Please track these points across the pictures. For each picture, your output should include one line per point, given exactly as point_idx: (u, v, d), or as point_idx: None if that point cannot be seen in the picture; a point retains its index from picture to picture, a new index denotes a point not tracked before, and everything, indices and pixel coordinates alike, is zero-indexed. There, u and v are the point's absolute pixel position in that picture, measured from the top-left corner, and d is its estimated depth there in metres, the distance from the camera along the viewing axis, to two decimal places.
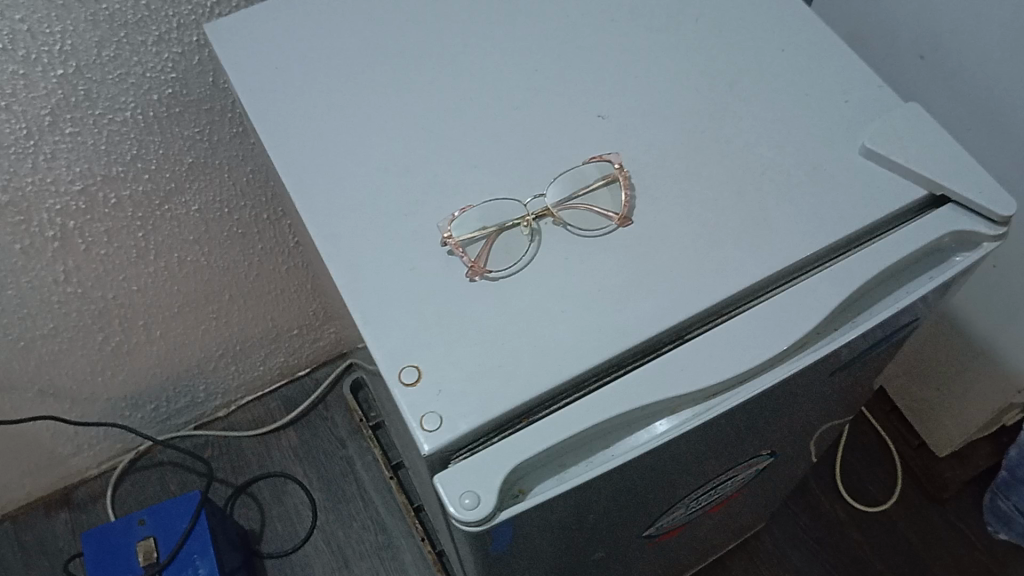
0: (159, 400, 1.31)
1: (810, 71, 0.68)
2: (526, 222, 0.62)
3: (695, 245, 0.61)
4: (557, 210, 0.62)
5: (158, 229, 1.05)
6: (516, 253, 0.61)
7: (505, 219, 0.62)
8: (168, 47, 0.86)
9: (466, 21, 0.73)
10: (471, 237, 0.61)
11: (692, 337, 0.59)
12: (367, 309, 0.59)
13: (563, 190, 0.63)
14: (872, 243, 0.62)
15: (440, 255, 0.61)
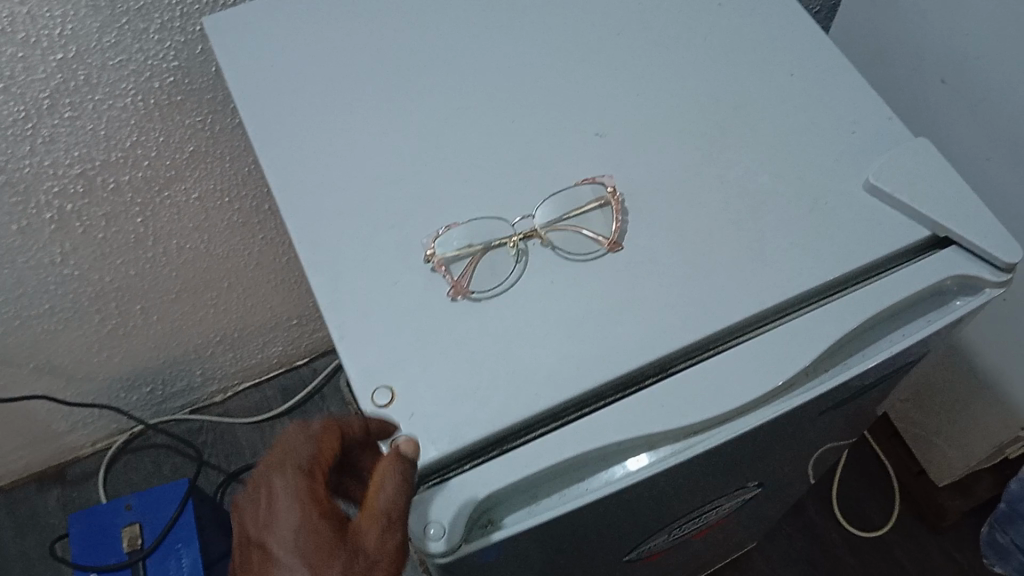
0: (155, 383, 1.31)
1: (819, 97, 0.66)
2: (513, 242, 0.60)
3: (685, 276, 0.59)
4: (545, 231, 0.61)
5: (157, 215, 1.03)
6: (501, 274, 0.59)
7: (491, 239, 0.60)
8: (171, 36, 0.84)
9: (468, 28, 0.71)
10: (455, 256, 0.60)
11: (676, 371, 0.57)
12: (344, 323, 0.58)
13: (553, 211, 0.61)
14: (871, 282, 0.60)
15: (423, 271, 0.60)
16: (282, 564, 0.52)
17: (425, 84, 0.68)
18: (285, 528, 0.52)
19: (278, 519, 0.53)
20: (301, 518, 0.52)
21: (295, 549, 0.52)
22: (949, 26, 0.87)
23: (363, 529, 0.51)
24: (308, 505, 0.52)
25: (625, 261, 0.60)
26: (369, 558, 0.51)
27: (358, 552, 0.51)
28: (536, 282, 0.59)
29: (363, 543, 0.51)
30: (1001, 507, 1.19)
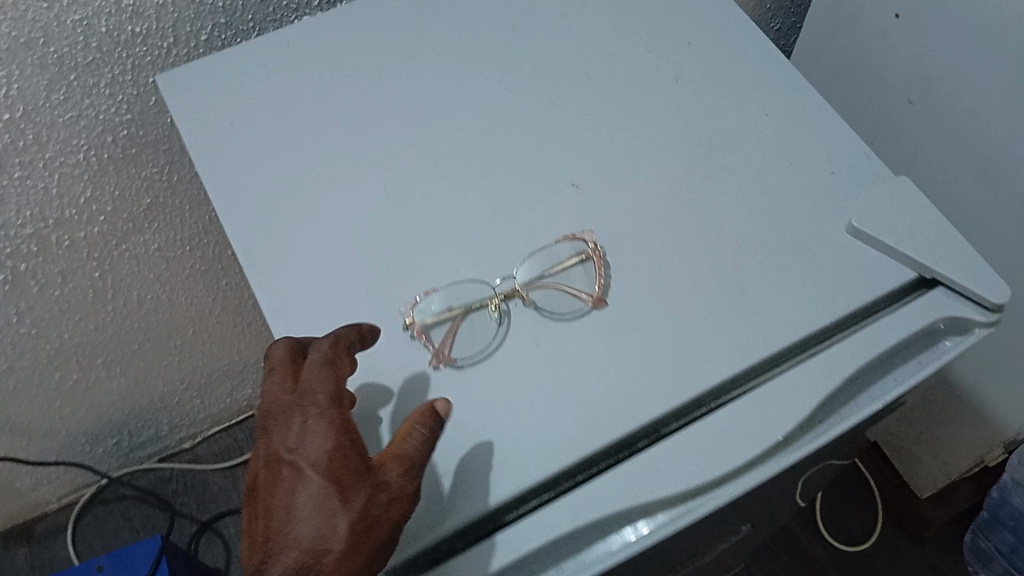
0: (121, 434, 1.27)
1: (796, 136, 0.64)
2: (494, 303, 0.58)
3: (671, 332, 0.57)
4: (526, 290, 0.58)
5: (115, 268, 0.99)
6: (483, 338, 0.57)
7: (470, 301, 0.58)
8: (123, 89, 0.80)
9: (431, 74, 0.68)
10: (435, 322, 0.57)
11: (669, 433, 0.56)
12: None
13: (533, 268, 0.59)
14: (860, 328, 0.59)
15: (402, 339, 0.57)
16: (304, 492, 0.49)
17: (390, 136, 0.65)
18: (316, 453, 0.49)
19: (306, 443, 0.50)
20: (333, 444, 0.50)
21: (321, 476, 0.49)
22: (916, 46, 0.87)
23: (389, 461, 0.50)
24: (341, 435, 0.50)
25: (609, 316, 0.58)
26: (397, 497, 0.49)
27: (387, 490, 0.49)
28: (520, 346, 0.57)
29: (390, 475, 0.49)
30: (983, 514, 1.21)
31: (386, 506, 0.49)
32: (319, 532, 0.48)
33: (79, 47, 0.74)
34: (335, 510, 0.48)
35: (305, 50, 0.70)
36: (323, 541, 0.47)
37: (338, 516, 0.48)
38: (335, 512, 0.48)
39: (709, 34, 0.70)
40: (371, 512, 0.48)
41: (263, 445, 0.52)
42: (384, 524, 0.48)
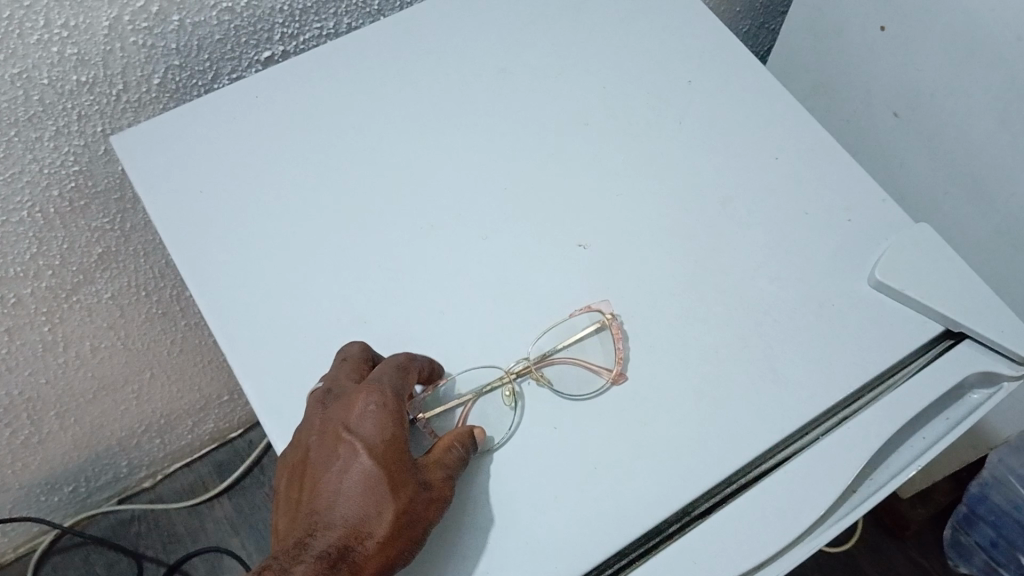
0: (77, 480, 1.19)
1: (806, 185, 0.64)
2: (508, 386, 0.55)
3: (698, 406, 0.54)
4: (539, 369, 0.55)
5: (66, 320, 0.91)
6: (497, 426, 0.54)
7: (480, 386, 0.55)
8: (69, 141, 0.73)
9: (424, 131, 0.65)
10: (444, 416, 0.55)
11: (700, 515, 0.52)
12: None
13: (546, 344, 0.56)
14: (884, 393, 0.57)
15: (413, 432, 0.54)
16: (355, 475, 0.49)
17: (386, 201, 0.62)
18: (372, 442, 0.50)
19: (364, 431, 0.50)
20: (390, 437, 0.50)
21: (372, 463, 0.49)
22: (905, 57, 0.83)
23: (435, 464, 0.50)
24: (397, 429, 0.51)
25: (629, 386, 0.55)
26: (438, 499, 0.49)
27: (430, 491, 0.49)
28: (538, 429, 0.54)
29: (437, 476, 0.50)
30: (961, 509, 1.21)
31: (426, 505, 0.49)
32: (362, 517, 0.48)
33: (20, 101, 0.67)
34: (382, 501, 0.48)
35: (287, 105, 0.66)
36: (366, 528, 0.48)
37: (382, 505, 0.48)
38: (381, 502, 0.48)
39: (707, 80, 0.68)
40: (412, 510, 0.48)
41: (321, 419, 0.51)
42: (422, 523, 0.49)
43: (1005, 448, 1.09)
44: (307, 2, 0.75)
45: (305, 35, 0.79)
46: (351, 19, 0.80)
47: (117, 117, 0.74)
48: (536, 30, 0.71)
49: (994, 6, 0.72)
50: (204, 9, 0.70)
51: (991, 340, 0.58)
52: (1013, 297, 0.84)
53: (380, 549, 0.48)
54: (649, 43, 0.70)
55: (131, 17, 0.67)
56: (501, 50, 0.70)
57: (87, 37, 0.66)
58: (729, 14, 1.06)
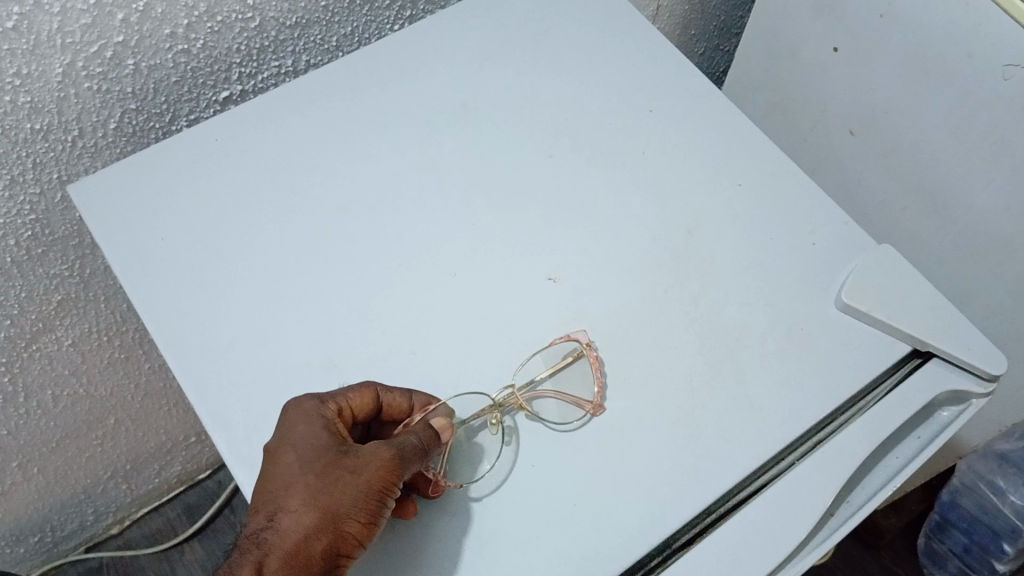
0: (43, 531, 1.16)
1: (770, 211, 0.64)
2: (495, 419, 0.55)
3: (675, 437, 0.54)
4: (524, 400, 0.55)
5: (26, 370, 0.89)
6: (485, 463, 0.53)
7: (466, 417, 0.55)
8: (24, 189, 0.71)
9: (388, 168, 0.65)
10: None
11: (682, 546, 0.52)
12: None
13: (529, 373, 0.56)
14: (857, 415, 0.57)
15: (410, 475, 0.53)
16: (277, 478, 0.50)
17: (354, 241, 0.61)
18: (303, 444, 0.50)
19: (294, 434, 0.50)
20: (324, 438, 0.50)
21: (299, 462, 0.50)
22: (858, 77, 0.84)
23: (368, 460, 0.50)
24: (331, 430, 0.51)
25: (604, 418, 0.55)
26: (368, 494, 0.49)
27: (359, 487, 0.49)
28: (515, 466, 0.53)
29: (368, 470, 0.50)
30: (933, 517, 1.21)
31: (354, 499, 0.49)
32: (280, 515, 0.49)
33: None
34: (298, 502, 0.49)
35: (247, 148, 0.66)
36: (282, 525, 0.49)
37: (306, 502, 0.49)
38: (298, 502, 0.49)
39: (668, 108, 0.69)
40: (337, 505, 0.49)
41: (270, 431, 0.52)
42: (349, 517, 0.49)
43: (974, 456, 1.10)
44: (264, 41, 0.75)
45: (263, 74, 0.78)
46: (309, 56, 0.79)
47: (74, 163, 0.73)
48: (496, 62, 0.71)
49: (942, 27, 0.74)
50: (159, 52, 0.69)
51: (960, 358, 0.59)
52: (972, 308, 0.85)
53: (303, 543, 0.48)
54: (610, 74, 0.71)
55: (85, 63, 0.66)
56: (462, 85, 0.70)
57: (40, 84, 0.65)
58: (684, 38, 1.07)
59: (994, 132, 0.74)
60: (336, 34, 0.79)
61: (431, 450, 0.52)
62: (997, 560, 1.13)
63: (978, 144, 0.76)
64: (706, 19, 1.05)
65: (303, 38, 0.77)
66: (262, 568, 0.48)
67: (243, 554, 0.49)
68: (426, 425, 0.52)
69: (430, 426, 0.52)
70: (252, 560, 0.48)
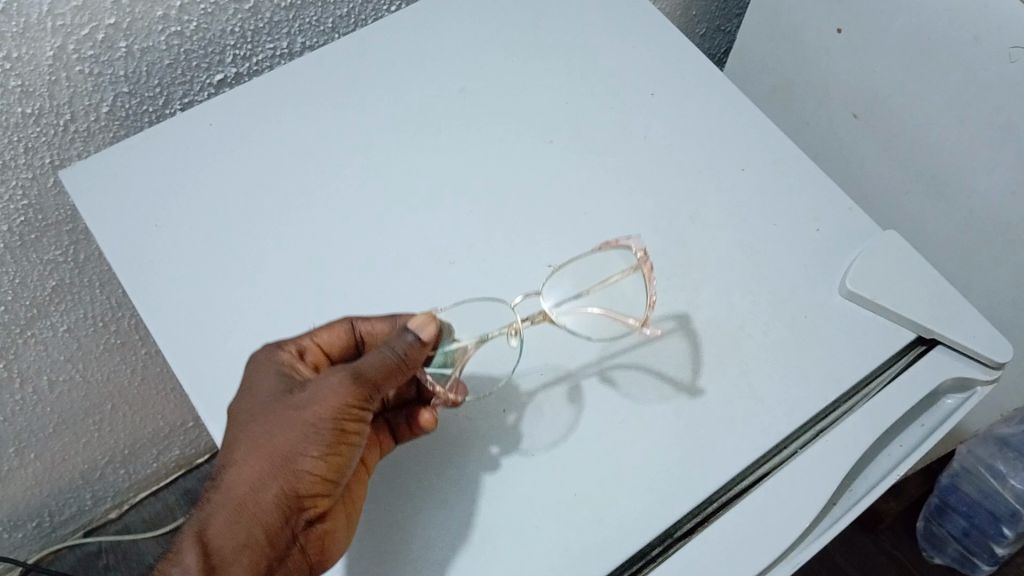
0: (41, 516, 1.15)
1: (773, 196, 0.64)
2: (513, 327, 0.54)
3: (677, 428, 0.54)
4: (557, 315, 0.55)
5: (21, 356, 0.89)
6: (484, 437, 0.53)
7: (489, 332, 0.55)
8: (16, 174, 0.70)
9: (385, 155, 0.64)
10: (443, 364, 0.54)
11: (683, 536, 0.52)
12: None
13: (566, 288, 0.56)
14: (860, 404, 0.57)
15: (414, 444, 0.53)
16: (229, 434, 0.50)
17: (349, 225, 0.60)
18: (258, 385, 0.50)
19: (252, 377, 0.51)
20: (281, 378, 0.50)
21: (251, 412, 0.50)
22: (862, 58, 0.83)
23: (315, 398, 0.49)
24: (286, 373, 0.51)
25: (619, 405, 0.54)
26: (317, 429, 0.49)
27: (306, 425, 0.49)
28: (514, 456, 0.52)
29: (321, 400, 0.49)
30: (932, 500, 1.21)
31: (307, 436, 0.49)
32: (229, 467, 0.49)
33: None
34: (245, 454, 0.49)
35: (242, 134, 0.65)
36: (232, 476, 0.49)
37: (257, 446, 0.49)
38: (244, 454, 0.49)
39: (671, 91, 0.68)
40: (288, 446, 0.49)
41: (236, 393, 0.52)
42: (299, 461, 0.49)
43: (974, 440, 1.10)
44: (259, 23, 0.73)
45: (258, 56, 0.77)
46: (305, 38, 0.78)
47: (66, 147, 0.72)
48: (496, 46, 0.70)
49: (948, 8, 0.72)
50: (152, 34, 0.68)
51: (966, 346, 0.59)
52: (976, 293, 0.85)
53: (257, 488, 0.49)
54: (610, 56, 0.70)
55: (77, 46, 0.65)
56: (461, 68, 0.68)
57: (31, 68, 0.64)
58: (685, 19, 1.05)
59: (999, 115, 0.73)
60: (332, 15, 0.78)
61: (411, 363, 0.50)
62: (995, 543, 1.14)
63: (983, 126, 0.74)
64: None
65: (297, 20, 0.76)
66: (213, 520, 0.49)
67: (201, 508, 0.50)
68: (403, 333, 0.50)
69: (405, 335, 0.50)
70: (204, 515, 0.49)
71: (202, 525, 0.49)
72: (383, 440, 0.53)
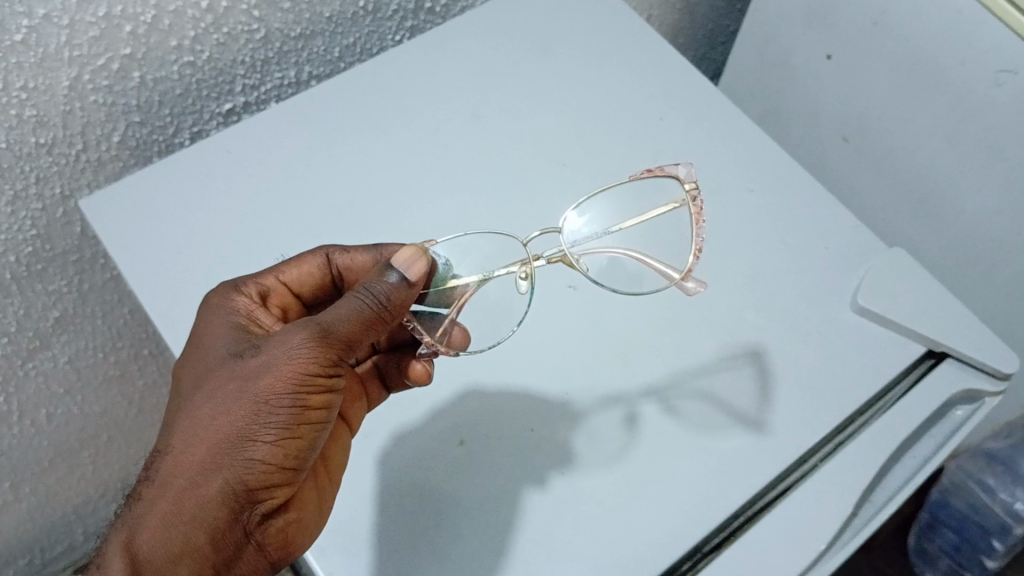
0: (33, 552, 1.13)
1: (780, 216, 0.66)
2: (522, 270, 0.57)
3: (700, 447, 0.57)
4: (578, 257, 0.59)
5: (22, 388, 0.87)
6: (524, 459, 0.57)
7: (492, 272, 0.58)
8: (27, 205, 0.70)
9: (401, 182, 0.65)
10: (438, 303, 0.58)
11: (711, 551, 0.55)
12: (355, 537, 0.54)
13: (595, 227, 0.60)
14: (877, 417, 0.59)
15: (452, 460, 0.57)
16: (182, 412, 0.51)
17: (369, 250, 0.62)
18: (219, 340, 0.53)
19: (214, 330, 0.53)
20: (241, 331, 0.53)
21: (204, 384, 0.51)
22: (852, 84, 0.86)
23: (266, 369, 0.49)
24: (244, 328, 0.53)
25: (677, 437, 0.57)
26: (269, 406, 0.49)
27: (259, 403, 0.49)
28: (537, 481, 0.56)
29: (277, 366, 0.49)
30: (923, 516, 1.22)
31: (261, 413, 0.49)
32: (175, 450, 0.50)
33: None
34: (193, 436, 0.49)
35: (259, 163, 0.66)
36: (177, 459, 0.49)
37: (208, 423, 0.49)
38: (193, 434, 0.49)
39: (678, 113, 0.70)
40: (239, 427, 0.49)
41: (188, 362, 0.53)
42: (250, 444, 0.49)
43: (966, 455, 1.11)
44: (268, 52, 0.74)
45: (266, 85, 0.77)
46: (312, 67, 0.79)
47: (77, 177, 0.72)
48: (506, 73, 0.71)
49: (936, 34, 0.75)
50: (166, 64, 0.69)
51: (974, 358, 0.61)
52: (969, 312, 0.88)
53: (206, 471, 0.49)
54: (617, 81, 0.72)
55: (92, 76, 0.65)
56: (471, 94, 0.70)
57: (46, 98, 0.64)
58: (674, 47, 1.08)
59: (988, 138, 0.75)
60: (339, 45, 0.79)
61: (393, 307, 0.51)
62: (987, 556, 1.15)
63: (972, 151, 0.77)
64: (696, 27, 1.07)
65: (306, 49, 0.77)
66: (157, 506, 0.49)
67: (145, 490, 0.50)
68: (384, 278, 0.51)
69: (389, 278, 0.51)
70: (150, 500, 0.50)
71: (140, 521, 0.49)
72: (370, 394, 0.58)
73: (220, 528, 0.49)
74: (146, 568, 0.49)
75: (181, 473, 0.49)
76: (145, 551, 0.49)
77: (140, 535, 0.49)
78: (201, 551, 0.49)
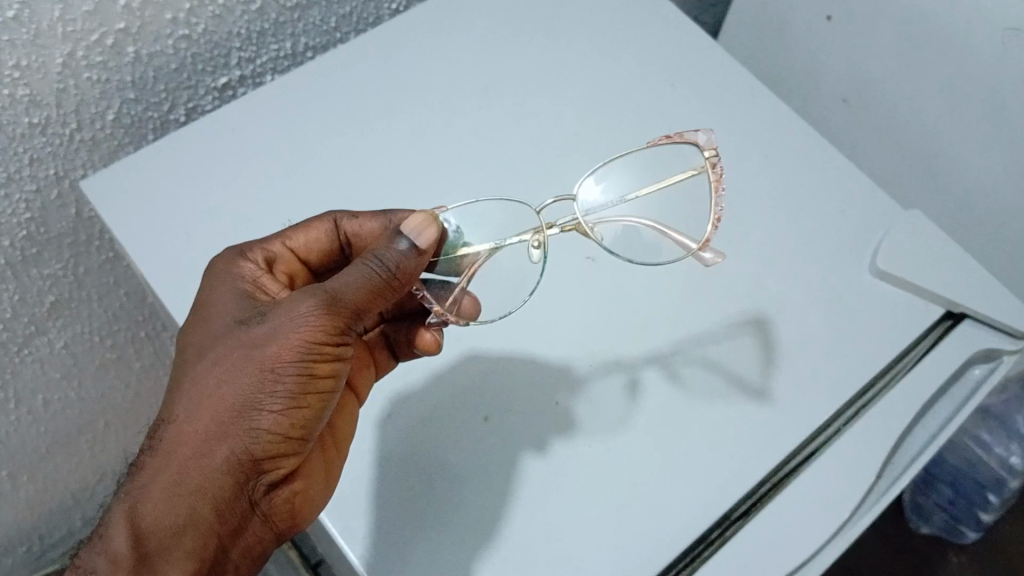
0: (31, 540, 1.11)
1: (794, 182, 0.66)
2: (534, 239, 0.55)
3: (727, 417, 0.57)
4: (591, 225, 0.57)
5: (19, 375, 0.85)
6: (529, 424, 0.56)
7: (505, 240, 0.56)
8: (20, 187, 0.68)
9: (411, 156, 0.64)
10: (447, 271, 0.56)
11: (740, 518, 0.55)
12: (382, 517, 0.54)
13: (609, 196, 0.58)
14: (896, 382, 0.60)
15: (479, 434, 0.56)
16: (186, 381, 0.49)
17: None
18: (225, 308, 0.51)
19: (218, 297, 0.52)
20: (246, 299, 0.52)
21: (208, 352, 0.49)
22: (853, 44, 0.85)
23: (273, 338, 0.47)
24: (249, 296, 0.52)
25: (679, 401, 0.57)
26: (276, 375, 0.47)
27: (265, 371, 0.47)
28: (547, 445, 0.55)
29: (284, 334, 0.47)
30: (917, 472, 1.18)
31: (268, 382, 0.47)
32: (179, 420, 0.48)
33: None
34: (198, 406, 0.48)
35: (263, 139, 0.64)
36: (181, 429, 0.48)
37: (212, 391, 0.48)
38: (199, 404, 0.48)
39: (687, 79, 0.69)
40: (245, 397, 0.47)
41: (190, 330, 0.52)
42: (257, 414, 0.47)
43: None
44: (264, 24, 0.72)
45: (262, 58, 0.75)
46: (307, 38, 0.77)
47: (71, 157, 0.70)
48: (510, 41, 0.70)
49: None
50: (161, 39, 0.67)
51: (992, 319, 0.62)
52: None
53: (211, 441, 0.48)
54: (622, 47, 0.70)
55: (86, 53, 0.63)
56: (476, 64, 0.68)
57: (40, 76, 0.62)
58: None
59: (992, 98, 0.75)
60: (335, 15, 0.77)
61: (402, 276, 0.49)
62: (983, 510, 1.16)
63: (976, 111, 0.77)
64: None
65: (301, 21, 0.75)
66: (159, 476, 0.48)
67: (146, 460, 0.49)
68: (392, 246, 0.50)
69: (398, 247, 0.50)
70: (151, 469, 0.48)
71: (140, 490, 0.48)
72: (378, 362, 0.57)
73: (224, 499, 0.48)
74: (150, 539, 0.47)
75: (185, 442, 0.48)
76: (147, 521, 0.47)
77: (142, 505, 0.47)
78: (205, 521, 0.48)
